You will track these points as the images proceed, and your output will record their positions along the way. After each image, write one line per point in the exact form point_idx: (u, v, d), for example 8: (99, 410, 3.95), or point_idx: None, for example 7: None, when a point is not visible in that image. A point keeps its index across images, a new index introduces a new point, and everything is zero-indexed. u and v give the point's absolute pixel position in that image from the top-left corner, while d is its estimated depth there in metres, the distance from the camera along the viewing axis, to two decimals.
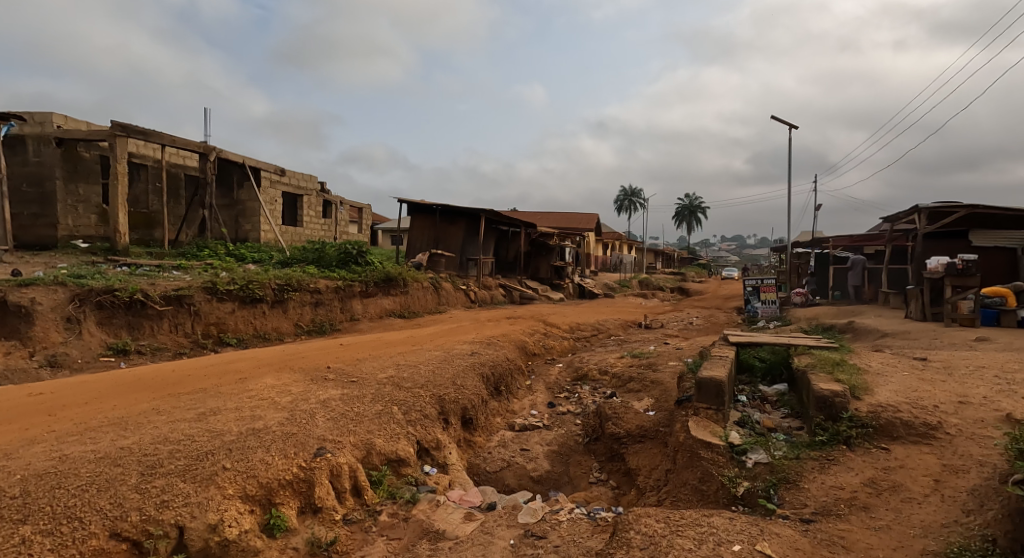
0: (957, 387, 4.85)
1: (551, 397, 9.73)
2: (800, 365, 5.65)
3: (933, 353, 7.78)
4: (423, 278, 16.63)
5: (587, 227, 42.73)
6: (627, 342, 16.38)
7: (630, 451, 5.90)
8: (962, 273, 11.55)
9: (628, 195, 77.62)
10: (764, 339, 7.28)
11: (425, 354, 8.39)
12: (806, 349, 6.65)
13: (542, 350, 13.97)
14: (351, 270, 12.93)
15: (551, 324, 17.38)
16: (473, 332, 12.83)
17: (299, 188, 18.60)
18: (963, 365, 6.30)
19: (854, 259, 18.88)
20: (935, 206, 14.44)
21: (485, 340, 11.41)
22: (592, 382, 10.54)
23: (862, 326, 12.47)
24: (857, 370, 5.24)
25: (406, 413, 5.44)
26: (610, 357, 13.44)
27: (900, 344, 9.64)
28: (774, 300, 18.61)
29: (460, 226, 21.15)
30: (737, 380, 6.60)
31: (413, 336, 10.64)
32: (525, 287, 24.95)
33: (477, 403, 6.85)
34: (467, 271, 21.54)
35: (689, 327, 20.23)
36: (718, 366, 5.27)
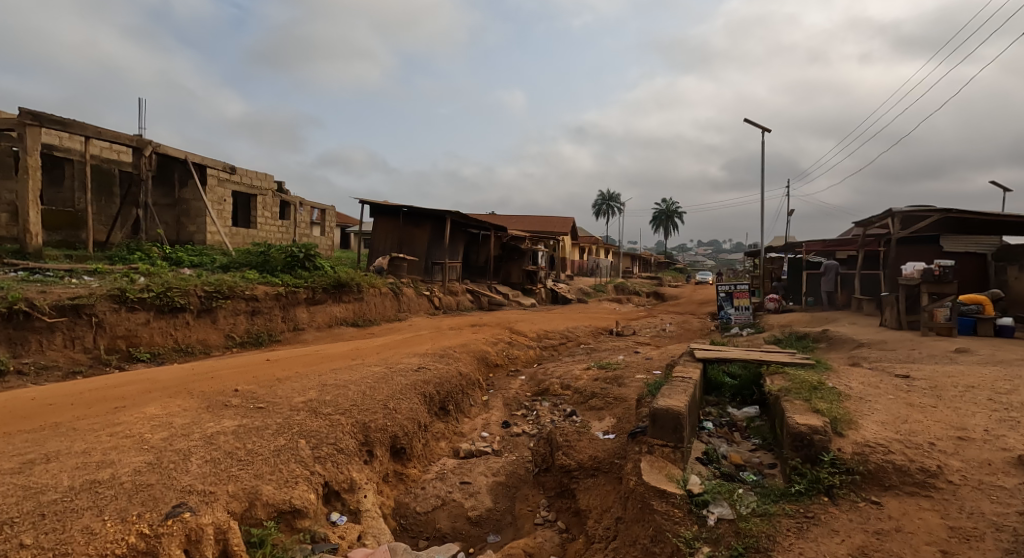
0: (950, 416, 4.23)
1: (506, 416, 8.94)
2: (773, 388, 4.94)
3: (914, 368, 7.21)
4: (382, 283, 15.76)
5: (562, 231, 42.21)
6: (596, 351, 15.72)
7: (580, 487, 5.17)
8: (939, 280, 11.07)
9: (606, 199, 77.53)
10: (735, 354, 6.60)
11: (363, 370, 7.50)
12: (779, 366, 5.98)
13: (504, 360, 13.21)
14: (296, 274, 11.97)
15: (518, 331, 16.64)
16: (430, 342, 12.03)
17: (252, 187, 17.50)
18: (952, 385, 5.69)
19: (827, 264, 18.54)
20: (909, 210, 14.04)
21: (439, 352, 10.57)
22: (553, 397, 9.80)
23: (836, 334, 11.98)
24: (838, 396, 4.55)
25: (316, 447, 4.58)
26: (575, 368, 12.76)
27: (876, 356, 9.12)
28: (747, 306, 18.16)
29: (426, 229, 20.27)
30: (703, 402, 5.97)
31: (358, 348, 9.75)
32: (494, 292, 24.19)
33: (414, 430, 6.01)
34: (433, 275, 20.70)
35: (662, 334, 19.68)
36: (678, 391, 4.52)
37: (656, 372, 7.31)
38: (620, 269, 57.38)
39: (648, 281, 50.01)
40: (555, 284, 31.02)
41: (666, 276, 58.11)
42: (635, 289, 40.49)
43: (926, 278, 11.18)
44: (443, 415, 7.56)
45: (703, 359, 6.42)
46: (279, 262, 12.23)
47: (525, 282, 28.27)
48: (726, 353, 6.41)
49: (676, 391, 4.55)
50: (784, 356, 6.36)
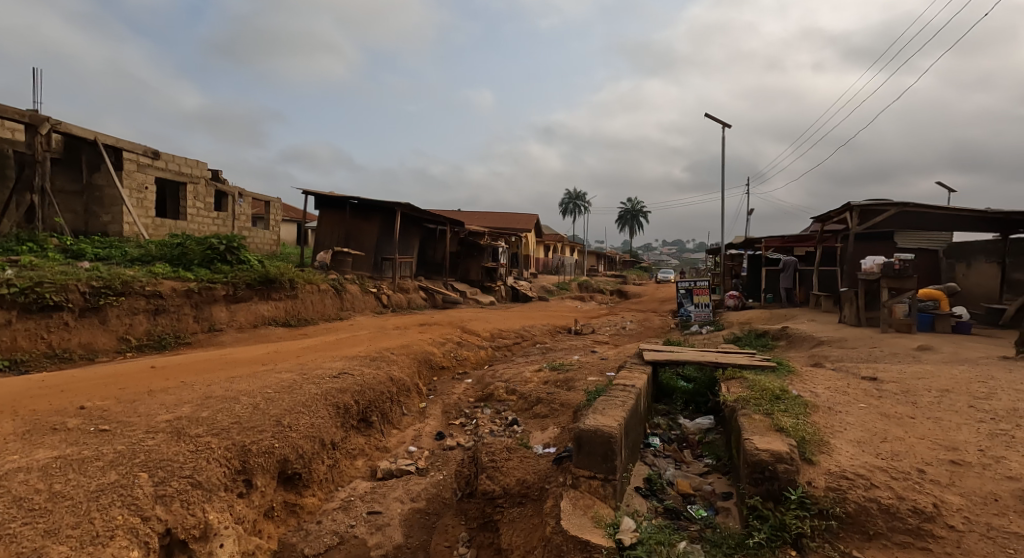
0: (932, 431, 3.60)
1: (442, 427, 8.04)
2: (729, 398, 4.17)
3: (879, 368, 6.65)
4: (322, 280, 14.66)
5: (524, 227, 41.45)
6: (551, 351, 14.98)
7: (505, 519, 4.34)
8: (900, 275, 10.45)
9: (573, 198, 77.45)
10: (688, 356, 5.88)
11: (269, 378, 6.46)
12: (738, 370, 5.25)
13: (450, 363, 12.33)
14: (215, 270, 10.75)
15: (470, 331, 15.78)
16: (366, 343, 11.08)
17: (180, 174, 16.07)
18: (922, 389, 5.09)
19: (786, 260, 18.28)
20: (866, 204, 13.73)
21: (374, 355, 9.60)
22: (495, 403, 8.97)
23: (795, 332, 11.54)
24: (807, 410, 3.80)
25: (160, 482, 3.57)
26: (526, 370, 11.99)
27: (836, 355, 8.62)
28: (707, 303, 17.72)
29: (375, 222, 19.16)
30: (650, 411, 5.25)
31: (278, 351, 8.70)
32: (449, 290, 23.22)
33: (316, 451, 5.04)
34: (382, 272, 19.66)
35: (621, 332, 19.11)
36: (615, 404, 3.69)
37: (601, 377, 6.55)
38: (585, 267, 56.93)
39: (613, 279, 49.50)
40: (516, 282, 30.22)
41: (630, 274, 58.04)
42: (598, 287, 40.07)
43: (886, 273, 10.58)
44: (359, 428, 6.58)
45: (653, 361, 5.65)
46: (197, 255, 10.95)
47: (484, 279, 27.33)
48: (679, 355, 5.68)
49: (613, 405, 3.70)
50: (742, 357, 5.67)
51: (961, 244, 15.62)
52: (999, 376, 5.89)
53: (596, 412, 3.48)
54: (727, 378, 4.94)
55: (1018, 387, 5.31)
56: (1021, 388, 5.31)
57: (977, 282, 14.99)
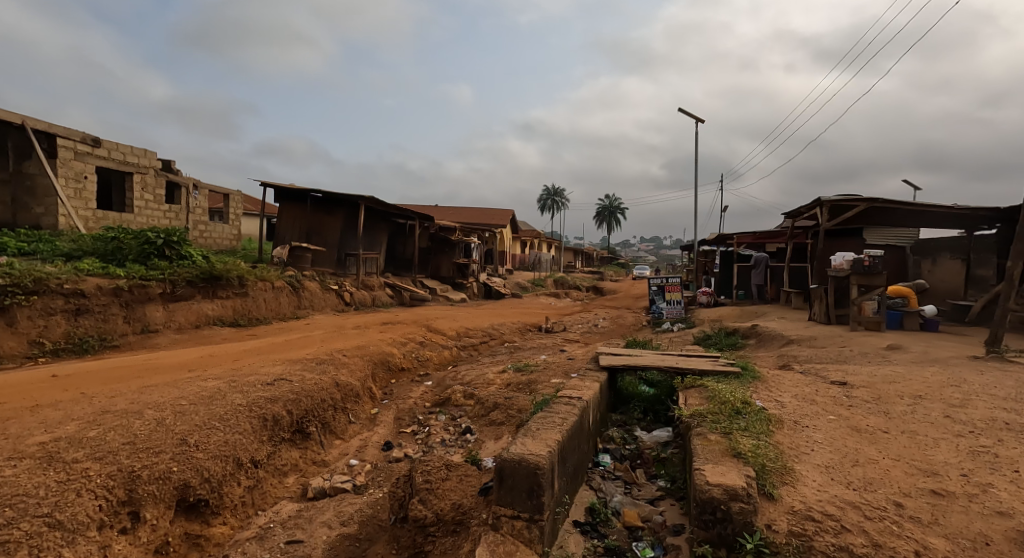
0: (906, 451, 3.22)
1: (391, 436, 7.51)
2: (684, 412, 3.77)
3: (850, 370, 6.31)
4: (277, 276, 13.95)
5: (499, 223, 40.88)
6: (518, 351, 14.52)
7: (437, 551, 3.85)
8: (869, 272, 10.21)
9: (551, 195, 77.21)
10: (648, 360, 5.45)
11: (190, 385, 5.86)
12: (698, 376, 4.86)
13: (411, 364, 11.78)
14: (152, 265, 10.01)
15: (436, 329, 15.24)
16: (319, 344, 10.48)
17: (125, 163, 15.15)
18: (894, 396, 4.73)
19: (757, 257, 18.11)
20: (837, 200, 13.51)
21: (323, 357, 8.99)
22: (452, 409, 8.47)
23: (765, 331, 11.28)
24: (768, 430, 3.41)
25: (8, 523, 3.26)
26: (490, 371, 11.49)
27: (805, 355, 8.32)
28: (679, 300, 17.46)
29: (338, 216, 18.43)
30: (605, 422, 4.83)
31: (214, 354, 8.08)
32: (419, 287, 22.54)
33: (228, 472, 4.47)
34: (346, 268, 18.94)
35: (593, 330, 18.76)
36: (552, 425, 3.33)
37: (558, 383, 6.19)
38: (562, 263, 56.57)
39: (589, 276, 49.31)
40: (489, 278, 29.66)
41: (607, 271, 57.85)
42: (573, 283, 39.71)
43: (855, 270, 10.29)
44: (291, 441, 5.97)
45: (610, 366, 5.20)
46: (132, 250, 10.21)
47: (456, 275, 26.55)
48: (637, 359, 5.25)
49: (550, 425, 3.30)
50: (704, 360, 5.26)
51: (927, 240, 15.58)
52: (972, 380, 5.58)
53: (526, 435, 3.13)
54: (684, 386, 4.54)
55: (992, 392, 4.99)
56: (994, 392, 4.99)
57: (943, 279, 14.96)
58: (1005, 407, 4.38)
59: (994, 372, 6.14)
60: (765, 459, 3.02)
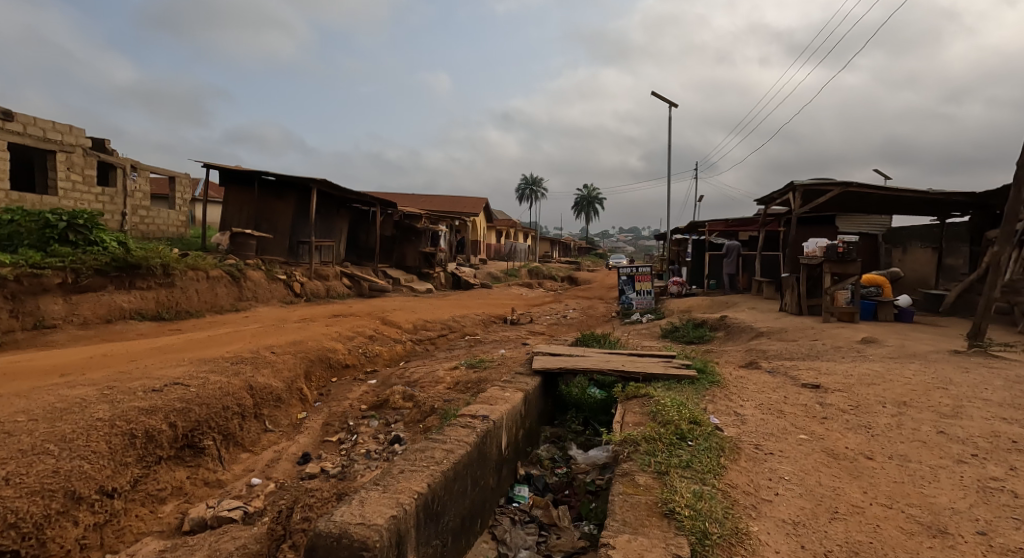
0: (901, 499, 2.53)
1: (312, 447, 6.63)
2: (615, 438, 3.17)
3: (824, 370, 5.56)
4: (212, 265, 12.86)
5: (470, 211, 39.80)
6: (477, 345, 13.65)
7: None
8: (842, 259, 9.50)
9: (529, 184, 76.33)
10: (591, 362, 4.65)
11: (46, 394, 4.90)
12: (644, 383, 4.08)
13: (356, 361, 10.85)
14: (51, 252, 9.06)
15: (390, 322, 14.29)
16: (248, 339, 9.49)
17: (45, 140, 13.82)
18: (873, 403, 4.00)
19: (729, 245, 17.52)
20: (810, 184, 12.86)
21: (245, 356, 8.01)
22: (387, 413, 7.59)
23: (734, 323, 10.65)
24: (717, 473, 2.75)
25: None
26: (440, 368, 10.59)
27: (776, 351, 7.64)
28: (649, 290, 16.78)
29: (289, 201, 17.25)
30: (533, 442, 4.09)
31: (112, 353, 7.08)
32: (380, 278, 21.46)
33: (54, 512, 3.78)
34: (299, 256, 17.85)
35: (561, 321, 18.00)
36: (419, 478, 2.77)
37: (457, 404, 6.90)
38: (537, 254, 55.78)
39: (564, 265, 48.58)
40: (458, 268, 28.65)
41: (583, 261, 57.20)
42: (547, 273, 38.97)
43: (828, 257, 9.55)
44: (165, 458, 4.89)
45: (543, 370, 4.39)
46: (31, 234, 9.31)
47: (421, 265, 25.37)
48: (575, 362, 4.46)
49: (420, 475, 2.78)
50: (654, 362, 4.46)
51: (898, 228, 15.20)
52: (960, 381, 4.87)
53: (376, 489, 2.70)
54: (624, 397, 3.76)
55: (985, 398, 4.27)
56: (986, 396, 4.28)
57: (914, 268, 14.59)
58: (1002, 417, 3.67)
59: (979, 370, 5.47)
60: (709, 524, 2.36)
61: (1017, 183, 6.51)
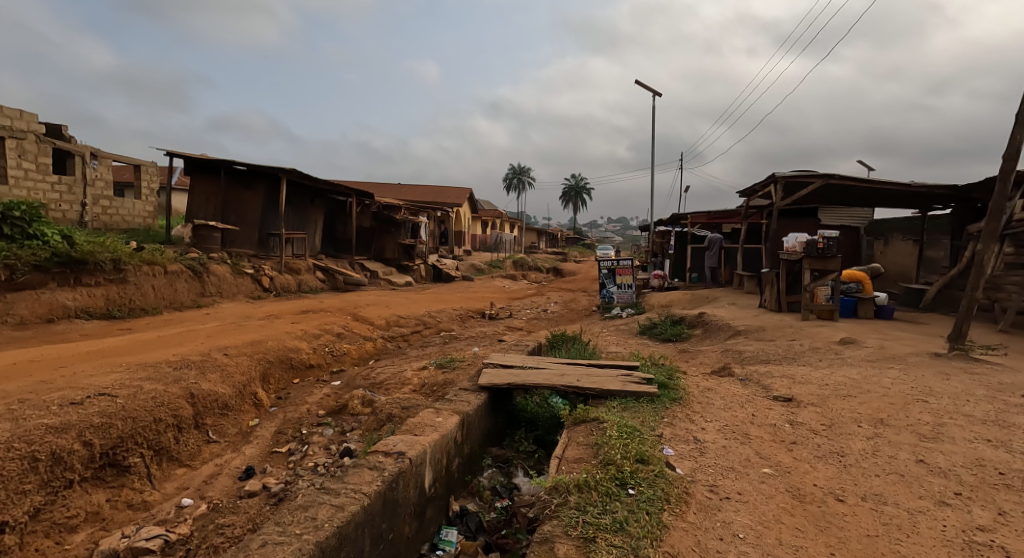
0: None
1: (258, 459, 6.18)
2: (547, 483, 2.84)
3: (800, 377, 5.20)
4: (170, 261, 12.32)
5: (453, 201, 39.17)
6: (452, 342, 13.21)
7: None
8: (823, 255, 9.16)
9: (516, 174, 75.69)
10: (543, 377, 4.32)
11: None
12: (598, 403, 3.74)
13: (321, 360, 10.40)
14: None
15: (362, 318, 13.80)
16: (201, 339, 9.02)
17: None
18: (847, 421, 3.66)
19: (711, 238, 17.23)
20: (791, 176, 12.53)
21: (193, 359, 7.54)
22: (343, 420, 7.17)
23: (712, 320, 10.35)
24: (655, 538, 2.40)
25: None
26: (408, 368, 10.15)
27: (752, 352, 7.31)
28: (630, 284, 16.47)
29: (258, 191, 16.66)
30: (462, 478, 3.80)
31: (43, 357, 6.61)
32: (357, 271, 20.89)
33: None
34: (269, 249, 17.27)
35: (541, 316, 17.63)
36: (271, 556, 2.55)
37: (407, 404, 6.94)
38: (523, 245, 55.32)
39: (550, 256, 48.11)
40: (439, 260, 28.13)
41: (570, 252, 56.83)
42: (533, 265, 38.53)
43: (808, 252, 9.20)
44: (76, 481, 4.57)
45: (489, 387, 4.08)
46: None
47: (401, 257, 24.82)
48: (524, 378, 4.13)
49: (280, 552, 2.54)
50: (612, 376, 4.11)
51: (880, 221, 15.03)
52: (943, 392, 4.52)
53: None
54: (572, 421, 3.43)
55: (967, 412, 3.93)
56: (968, 411, 3.94)
57: (895, 261, 14.42)
58: (986, 438, 3.33)
59: (960, 377, 5.15)
60: None
61: (1001, 176, 6.21)
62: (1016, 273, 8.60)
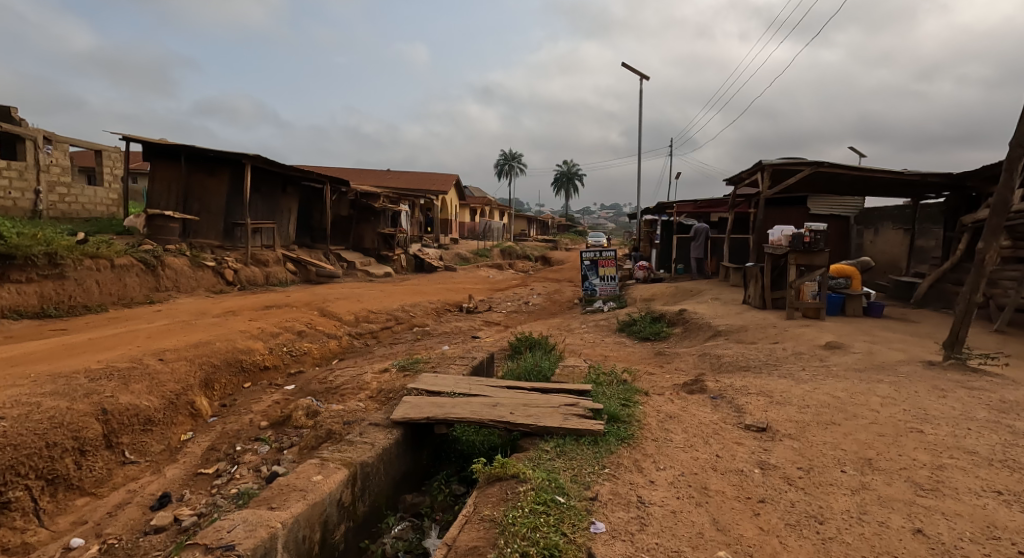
0: None
1: (177, 484, 5.48)
2: None
3: (780, 394, 4.59)
4: (118, 254, 11.57)
5: (439, 188, 38.24)
6: (423, 339, 12.52)
7: None
8: (809, 249, 8.53)
9: (508, 161, 74.76)
10: (470, 407, 3.76)
11: None
12: (525, 451, 3.17)
13: (277, 362, 9.71)
14: None
15: (330, 314, 13.08)
16: (139, 341, 8.33)
17: None
18: (827, 465, 3.09)
19: (697, 227, 16.63)
20: (778, 164, 11.91)
21: (121, 366, 6.90)
22: (284, 434, 6.53)
23: (693, 318, 9.77)
24: None
25: None
26: (369, 370, 9.46)
27: (732, 357, 6.70)
28: (612, 276, 15.84)
29: (222, 177, 15.79)
30: (362, 533, 3.61)
31: None
32: (332, 261, 20.09)
33: None
34: (236, 240, 16.46)
35: (522, 309, 16.99)
36: None
37: (352, 415, 6.30)
38: (513, 233, 54.51)
39: (540, 245, 47.28)
40: (422, 249, 27.32)
41: (561, 240, 56.11)
42: (521, 254, 37.78)
43: (794, 246, 8.59)
44: None
45: (403, 424, 4.04)
46: None
47: (380, 247, 24.03)
48: (445, 411, 3.59)
49: None
50: (552, 408, 3.54)
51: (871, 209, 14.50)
52: (941, 415, 3.92)
53: None
54: (485, 480, 2.90)
55: (970, 447, 3.33)
56: (970, 445, 3.35)
57: (885, 251, 13.90)
58: (996, 490, 2.79)
59: (959, 393, 4.55)
60: None
61: (1008, 165, 5.63)
62: (1012, 268, 8.06)
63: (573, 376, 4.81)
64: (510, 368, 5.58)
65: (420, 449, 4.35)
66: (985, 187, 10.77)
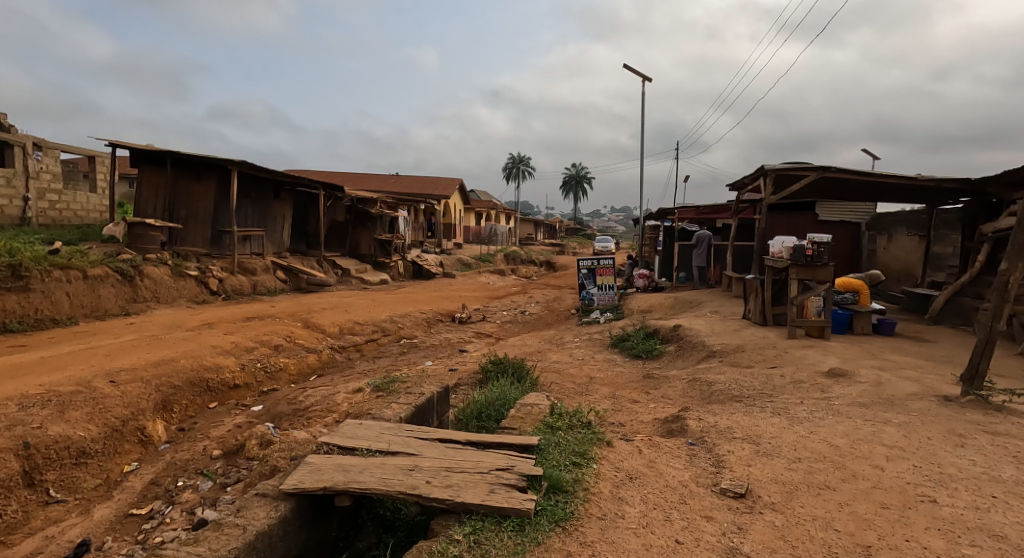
0: None
1: (103, 527, 4.96)
2: None
3: (770, 440, 3.97)
4: (92, 265, 11.17)
5: (442, 193, 37.74)
6: (408, 353, 11.95)
7: None
8: (812, 263, 7.90)
9: (515, 164, 74.28)
10: (382, 476, 3.38)
11: None
12: (433, 541, 2.77)
13: (249, 380, 9.19)
14: None
15: (313, 325, 12.58)
16: (94, 360, 7.87)
17: None
18: (815, 555, 2.60)
19: (700, 234, 15.94)
20: (782, 169, 11.26)
21: (64, 392, 6.42)
22: (232, 468, 5.95)
23: (688, 334, 9.14)
24: None
25: None
26: (344, 389, 8.90)
27: (724, 384, 6.06)
28: (611, 285, 15.22)
29: (209, 183, 15.38)
30: None
31: None
32: (326, 269, 19.60)
33: None
34: (222, 246, 16.00)
35: (518, 319, 16.39)
36: None
37: (306, 442, 5.79)
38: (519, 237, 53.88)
39: (547, 249, 46.52)
40: (421, 255, 26.81)
41: (568, 243, 55.35)
42: (525, 259, 37.12)
43: (795, 260, 7.97)
44: None
45: (295, 495, 3.52)
46: None
47: (377, 253, 23.55)
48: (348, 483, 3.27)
49: None
50: (478, 476, 3.22)
51: (884, 214, 13.80)
52: (961, 475, 3.28)
53: None
54: None
55: (997, 528, 2.72)
56: (998, 528, 2.72)
57: (898, 258, 13.19)
58: None
59: (982, 440, 3.90)
60: None
61: None
62: None
63: (529, 419, 4.20)
64: (465, 409, 4.92)
65: (326, 519, 3.84)
66: (1005, 193, 10.02)
